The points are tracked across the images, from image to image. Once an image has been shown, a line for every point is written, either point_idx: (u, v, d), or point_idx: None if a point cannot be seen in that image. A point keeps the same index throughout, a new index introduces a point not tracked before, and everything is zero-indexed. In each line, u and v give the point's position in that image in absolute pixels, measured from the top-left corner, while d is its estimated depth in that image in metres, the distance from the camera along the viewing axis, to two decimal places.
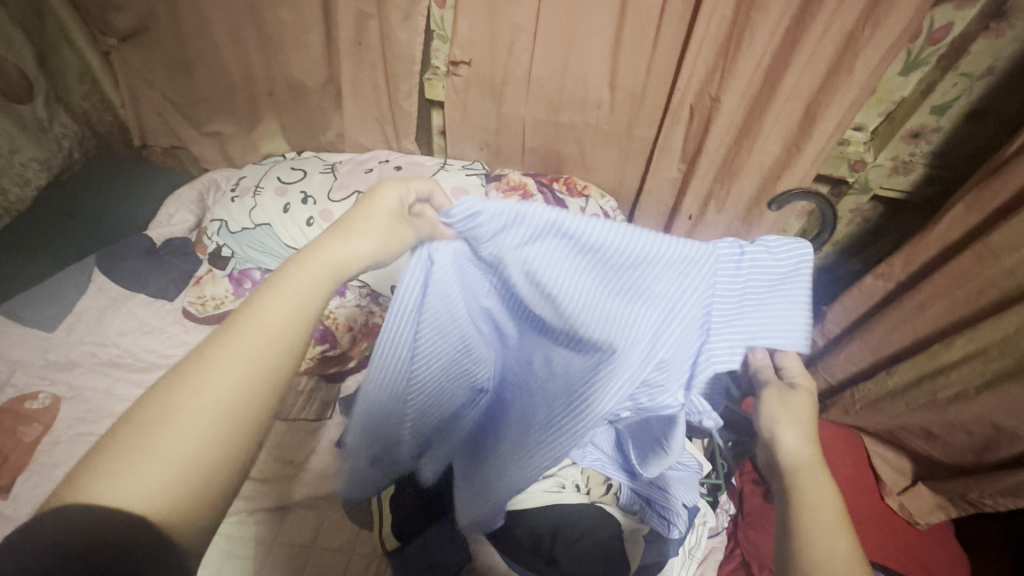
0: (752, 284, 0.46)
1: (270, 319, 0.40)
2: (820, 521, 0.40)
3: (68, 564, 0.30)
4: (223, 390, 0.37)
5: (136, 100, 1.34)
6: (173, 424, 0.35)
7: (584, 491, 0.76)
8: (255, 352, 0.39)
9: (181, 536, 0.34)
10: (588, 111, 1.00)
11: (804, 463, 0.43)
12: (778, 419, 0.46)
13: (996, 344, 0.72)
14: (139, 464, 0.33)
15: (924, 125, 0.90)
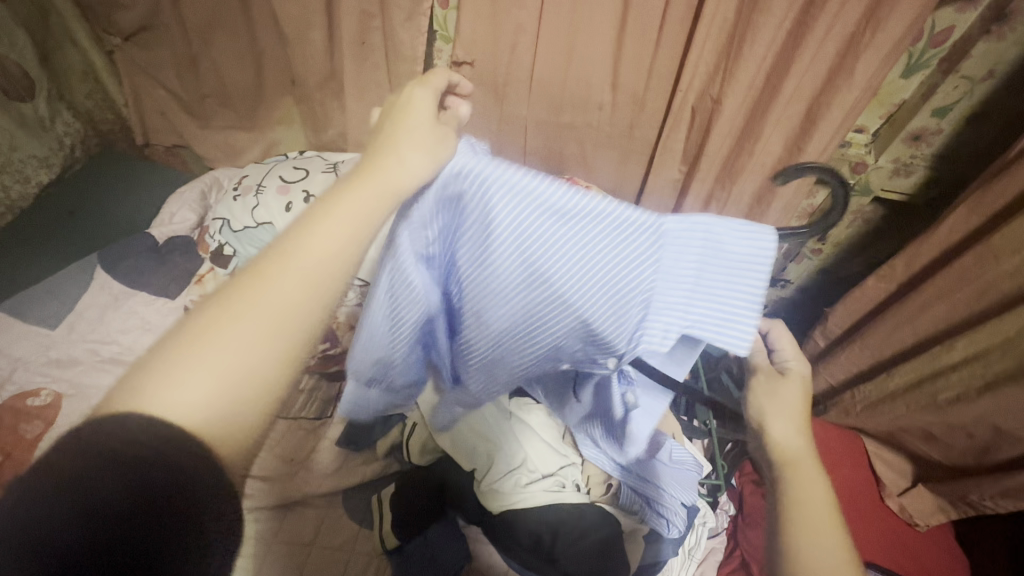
0: (703, 276, 0.38)
1: (322, 240, 0.39)
2: (816, 521, 0.46)
3: (125, 468, 0.33)
4: (275, 310, 0.37)
5: (139, 99, 1.34)
6: (227, 341, 0.36)
7: (584, 491, 0.75)
8: (308, 275, 0.38)
9: (228, 461, 0.36)
10: (590, 111, 1.00)
11: (801, 458, 0.48)
12: (781, 412, 0.48)
13: (996, 346, 0.72)
14: (192, 373, 0.35)
15: (924, 129, 0.90)
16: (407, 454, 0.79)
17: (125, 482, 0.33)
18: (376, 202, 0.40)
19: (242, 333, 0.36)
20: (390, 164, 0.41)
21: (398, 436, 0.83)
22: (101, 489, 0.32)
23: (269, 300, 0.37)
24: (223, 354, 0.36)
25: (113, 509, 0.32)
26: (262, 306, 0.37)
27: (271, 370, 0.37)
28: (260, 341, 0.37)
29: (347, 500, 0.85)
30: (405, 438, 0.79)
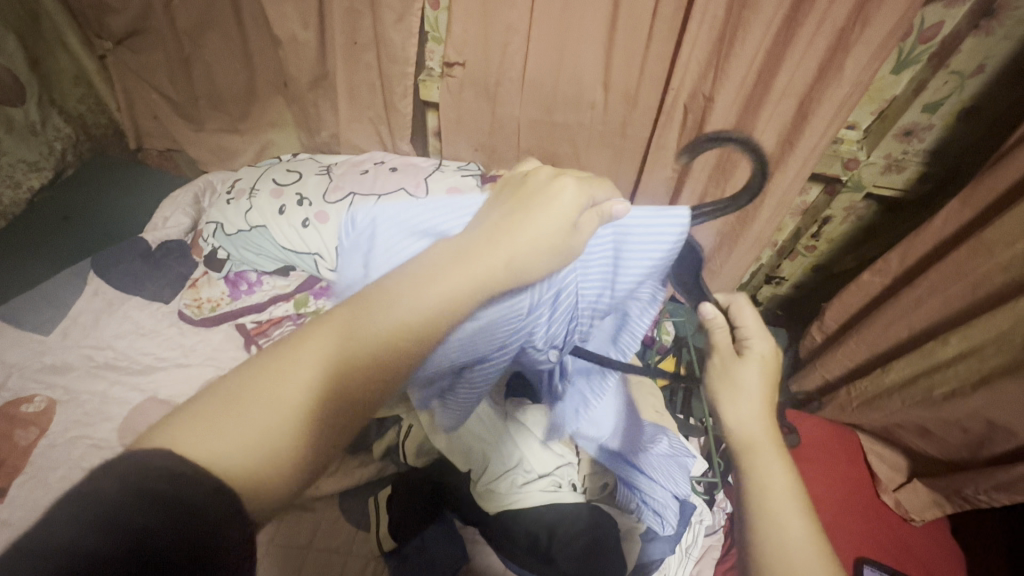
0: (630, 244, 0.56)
1: (407, 307, 0.40)
2: (782, 505, 0.46)
3: (163, 514, 0.30)
4: (332, 381, 0.37)
5: (132, 103, 1.34)
6: (283, 399, 0.36)
7: (580, 491, 0.77)
8: (373, 343, 0.39)
9: (255, 506, 0.34)
10: (583, 111, 1.00)
11: (762, 439, 0.49)
12: (741, 392, 0.50)
13: (991, 341, 0.72)
14: (235, 427, 0.34)
15: (915, 124, 0.91)
16: (403, 456, 0.80)
17: (164, 509, 0.30)
18: (473, 284, 0.42)
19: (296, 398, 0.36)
20: (510, 249, 0.44)
21: (393, 439, 0.86)
22: (151, 524, 0.30)
23: (320, 364, 0.37)
24: (275, 419, 0.35)
25: (150, 544, 0.29)
26: (319, 373, 0.37)
27: (312, 442, 0.36)
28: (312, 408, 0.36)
29: (343, 502, 0.85)
30: (401, 440, 0.80)
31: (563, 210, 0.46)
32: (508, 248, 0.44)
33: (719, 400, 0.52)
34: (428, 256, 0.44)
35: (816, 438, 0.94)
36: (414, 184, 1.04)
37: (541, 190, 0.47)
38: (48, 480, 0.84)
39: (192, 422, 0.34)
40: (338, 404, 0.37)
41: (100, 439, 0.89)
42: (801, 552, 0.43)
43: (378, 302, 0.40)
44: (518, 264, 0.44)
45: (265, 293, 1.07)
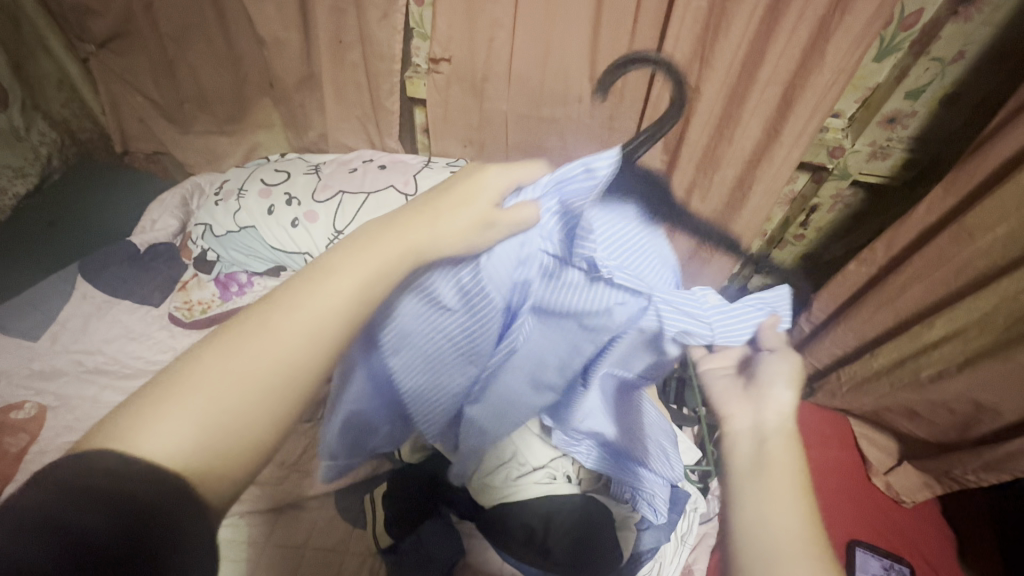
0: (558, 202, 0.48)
1: (345, 276, 0.43)
2: (781, 471, 0.44)
3: (100, 509, 0.31)
4: (283, 348, 0.39)
5: (117, 106, 1.32)
6: (220, 385, 0.36)
7: (575, 483, 0.76)
8: (324, 317, 0.41)
9: (208, 498, 0.35)
10: (570, 104, 1.00)
11: (784, 430, 0.48)
12: (773, 383, 0.52)
13: (974, 323, 0.73)
14: (184, 408, 0.35)
15: (898, 111, 0.92)
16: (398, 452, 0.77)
17: (108, 505, 0.31)
18: (395, 260, 0.45)
19: (247, 375, 0.37)
20: (441, 221, 0.47)
21: None
22: (86, 519, 0.31)
23: (271, 342, 0.39)
24: (230, 388, 0.37)
25: (92, 541, 0.30)
26: (271, 347, 0.39)
27: (276, 407, 0.38)
28: (264, 379, 0.38)
29: (338, 501, 0.85)
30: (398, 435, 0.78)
31: (483, 198, 0.48)
32: (410, 241, 0.46)
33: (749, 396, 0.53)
34: (362, 235, 0.46)
35: (806, 425, 0.95)
36: (404, 181, 1.04)
37: (473, 175, 0.49)
38: None
39: (144, 408, 0.35)
40: (297, 369, 0.39)
41: None
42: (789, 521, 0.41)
43: (307, 287, 0.42)
44: (445, 235, 0.47)
45: (256, 295, 1.06)
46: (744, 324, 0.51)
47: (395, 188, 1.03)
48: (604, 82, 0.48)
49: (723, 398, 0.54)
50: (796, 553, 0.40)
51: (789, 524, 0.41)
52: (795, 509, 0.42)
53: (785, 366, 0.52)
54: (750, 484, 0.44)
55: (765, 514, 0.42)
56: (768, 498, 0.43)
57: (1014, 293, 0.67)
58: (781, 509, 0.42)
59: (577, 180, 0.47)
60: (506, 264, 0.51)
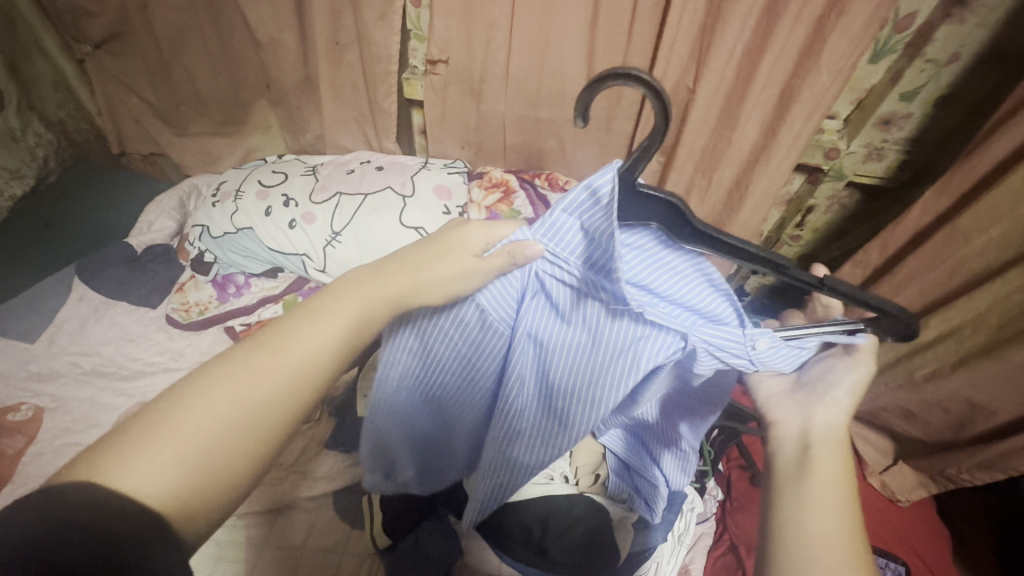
0: (563, 235, 0.43)
1: (325, 318, 0.44)
2: (825, 480, 0.43)
3: (81, 536, 0.32)
4: (257, 388, 0.41)
5: (113, 107, 1.32)
6: (201, 421, 0.38)
7: (572, 483, 0.78)
8: (297, 360, 0.42)
9: (181, 529, 0.36)
10: (567, 106, 1.01)
11: (831, 436, 0.46)
12: (826, 392, 0.48)
13: (968, 323, 0.73)
14: (170, 446, 0.37)
15: (893, 113, 0.92)
16: None
17: (87, 531, 0.32)
18: (374, 304, 0.46)
19: (226, 413, 0.39)
20: (424, 271, 0.47)
21: None
22: (64, 544, 0.31)
23: (253, 380, 0.41)
24: (204, 425, 0.38)
25: (67, 564, 0.31)
26: (250, 386, 0.40)
27: (250, 445, 0.40)
28: (240, 417, 0.39)
29: (336, 502, 0.85)
30: None
31: (464, 248, 0.47)
32: (385, 285, 0.46)
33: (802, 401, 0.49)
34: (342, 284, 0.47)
35: None
36: (401, 182, 1.04)
37: (452, 234, 0.48)
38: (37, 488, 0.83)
39: (126, 444, 0.36)
40: (270, 409, 0.41)
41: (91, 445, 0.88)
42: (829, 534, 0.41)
43: (296, 323, 0.44)
44: (427, 279, 0.47)
45: (254, 296, 1.06)
46: (789, 356, 0.44)
47: (393, 189, 1.03)
48: (587, 97, 0.43)
49: (771, 403, 0.51)
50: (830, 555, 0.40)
51: (826, 526, 0.41)
52: (833, 510, 0.42)
53: (846, 377, 0.47)
54: (792, 490, 0.44)
55: (802, 515, 0.42)
56: (803, 502, 0.43)
57: (1007, 293, 0.68)
58: (820, 511, 0.42)
59: (579, 214, 0.42)
60: (511, 292, 0.49)
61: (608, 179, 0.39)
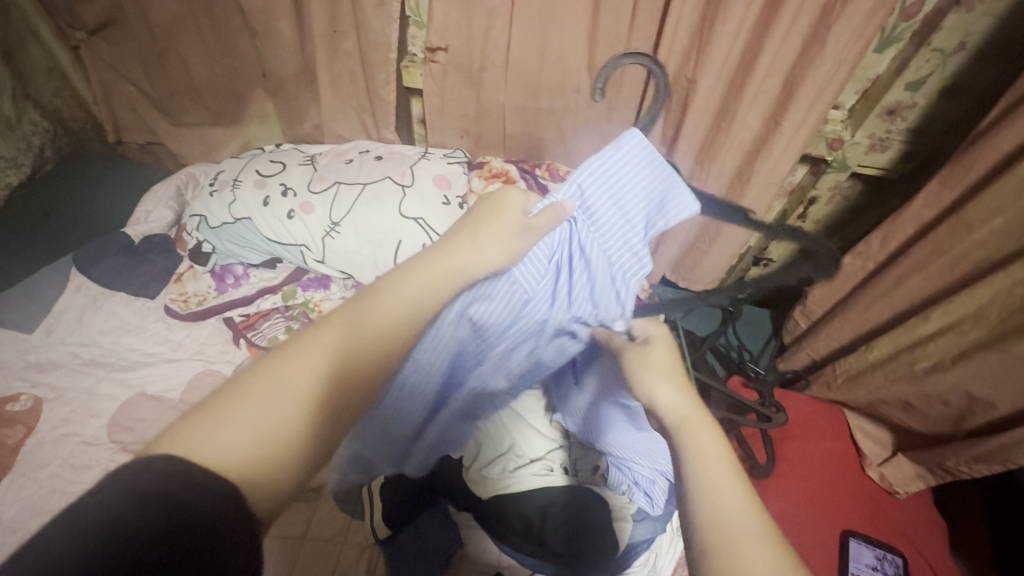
0: (594, 193, 0.57)
1: (403, 295, 0.46)
2: (709, 463, 0.43)
3: (166, 511, 0.31)
4: (342, 362, 0.41)
5: (108, 95, 1.30)
6: (281, 396, 0.38)
7: (572, 474, 0.80)
8: (364, 338, 0.43)
9: (260, 507, 0.35)
10: (568, 95, 1.00)
11: (685, 414, 0.47)
12: (652, 375, 0.51)
13: (970, 315, 0.72)
14: (249, 422, 0.36)
15: (898, 103, 0.91)
16: None
17: (171, 508, 0.32)
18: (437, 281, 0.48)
19: (301, 386, 0.39)
20: (478, 248, 0.51)
21: None
22: (147, 524, 0.31)
23: (327, 358, 0.41)
24: (293, 400, 0.38)
25: (150, 543, 0.30)
26: (325, 361, 0.40)
27: (333, 419, 0.40)
28: (327, 390, 0.40)
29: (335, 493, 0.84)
30: None
31: (512, 209, 0.54)
32: (454, 258, 0.50)
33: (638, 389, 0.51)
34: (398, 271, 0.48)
35: (806, 416, 0.95)
36: (400, 172, 1.03)
37: (493, 201, 0.55)
38: (37, 478, 0.83)
39: (208, 419, 0.36)
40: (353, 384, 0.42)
41: (91, 436, 0.88)
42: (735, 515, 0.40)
43: (368, 300, 0.45)
44: (483, 256, 0.51)
45: (253, 286, 1.07)
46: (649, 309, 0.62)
47: (392, 179, 1.02)
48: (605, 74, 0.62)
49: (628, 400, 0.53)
50: (747, 545, 0.39)
51: (734, 518, 0.40)
52: (733, 496, 0.41)
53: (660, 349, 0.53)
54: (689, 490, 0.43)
55: (710, 519, 0.40)
56: (707, 493, 0.41)
57: (1010, 287, 0.67)
58: (721, 503, 0.41)
59: (613, 170, 0.56)
60: (542, 258, 0.61)
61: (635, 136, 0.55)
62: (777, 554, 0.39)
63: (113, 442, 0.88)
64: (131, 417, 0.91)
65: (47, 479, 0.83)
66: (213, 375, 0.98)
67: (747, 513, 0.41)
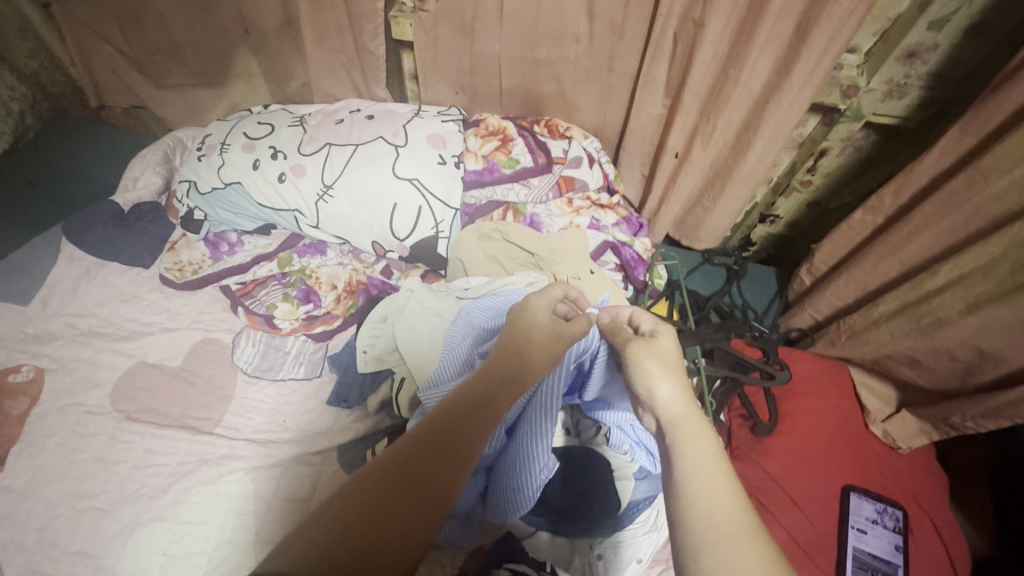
0: (496, 308, 0.84)
1: (451, 403, 0.54)
2: (699, 456, 0.46)
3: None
4: (410, 465, 0.47)
5: (86, 58, 1.23)
6: (394, 500, 0.44)
7: (575, 435, 0.83)
8: (455, 441, 0.50)
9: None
10: (567, 44, 0.95)
11: (683, 412, 0.51)
12: (653, 376, 0.55)
13: (981, 268, 0.69)
14: (370, 515, 0.42)
15: (919, 45, 0.86)
16: (397, 409, 0.84)
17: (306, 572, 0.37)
18: (505, 379, 0.58)
19: (411, 487, 0.45)
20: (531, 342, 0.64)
21: (388, 393, 0.88)
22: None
23: (439, 468, 0.47)
24: (355, 496, 0.44)
25: None
26: (432, 471, 0.47)
27: (399, 521, 0.42)
28: (417, 484, 0.45)
29: (341, 455, 0.86)
30: (394, 394, 0.85)
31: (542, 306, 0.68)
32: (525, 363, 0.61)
33: (639, 389, 0.56)
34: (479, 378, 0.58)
35: (805, 371, 0.94)
36: (393, 132, 0.99)
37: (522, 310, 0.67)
38: (45, 447, 0.84)
39: (341, 510, 0.42)
40: (418, 487, 0.45)
41: (95, 405, 0.88)
42: (718, 502, 0.42)
43: (464, 408, 0.53)
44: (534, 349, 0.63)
45: (247, 254, 1.06)
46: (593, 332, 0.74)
47: (384, 139, 0.99)
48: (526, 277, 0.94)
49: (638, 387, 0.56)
50: (731, 541, 0.39)
51: (720, 509, 0.41)
52: (721, 496, 0.42)
53: (665, 349, 0.59)
54: (674, 480, 0.45)
55: (699, 503, 0.42)
56: (696, 480, 0.43)
57: None
58: (712, 496, 0.42)
59: (504, 294, 0.86)
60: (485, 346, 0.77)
61: (523, 276, 0.94)
62: (765, 544, 0.39)
63: (118, 411, 0.88)
64: (134, 386, 0.91)
65: (54, 448, 0.84)
66: (214, 344, 0.97)
67: (729, 499, 0.42)
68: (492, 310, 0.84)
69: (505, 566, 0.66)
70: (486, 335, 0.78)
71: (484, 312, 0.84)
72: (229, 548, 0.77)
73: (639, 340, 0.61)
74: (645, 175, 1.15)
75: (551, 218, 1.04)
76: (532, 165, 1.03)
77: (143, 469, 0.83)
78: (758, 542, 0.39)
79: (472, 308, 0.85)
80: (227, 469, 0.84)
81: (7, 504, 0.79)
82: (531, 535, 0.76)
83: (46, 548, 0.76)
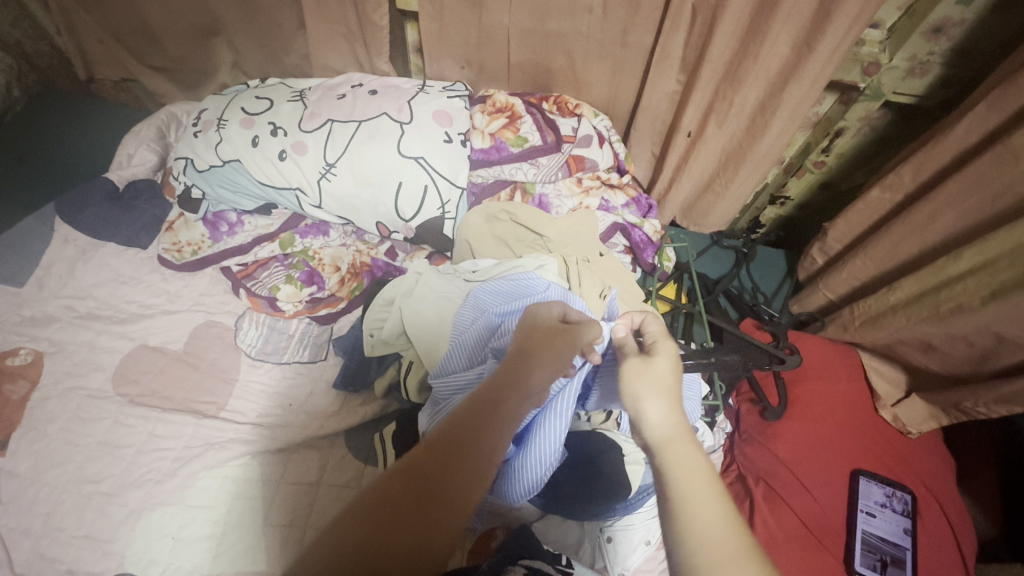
0: (510, 293, 0.81)
1: (460, 408, 0.52)
2: (694, 484, 0.45)
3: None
4: (431, 467, 0.46)
5: (72, 26, 1.17)
6: (416, 504, 0.43)
7: (586, 420, 0.82)
8: (475, 442, 0.48)
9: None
10: (579, 16, 0.91)
11: (671, 434, 0.49)
12: (640, 397, 0.53)
13: (1006, 254, 0.68)
14: (393, 518, 0.42)
15: (946, 19, 0.82)
16: (406, 393, 0.84)
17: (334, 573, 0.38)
18: (523, 376, 0.56)
19: (435, 491, 0.44)
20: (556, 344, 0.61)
21: (395, 376, 0.88)
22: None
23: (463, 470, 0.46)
24: (373, 507, 0.42)
25: None
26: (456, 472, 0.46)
27: (416, 536, 0.41)
28: (440, 488, 0.44)
29: (349, 440, 0.85)
30: (402, 377, 0.85)
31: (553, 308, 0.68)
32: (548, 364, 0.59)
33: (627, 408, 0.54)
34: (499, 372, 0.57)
35: (813, 358, 0.93)
36: (397, 108, 0.96)
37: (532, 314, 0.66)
38: (47, 432, 0.82)
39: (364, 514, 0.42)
40: (437, 494, 0.44)
41: (97, 389, 0.87)
42: (713, 533, 0.41)
43: (483, 408, 0.52)
44: (551, 347, 0.61)
45: (248, 234, 1.03)
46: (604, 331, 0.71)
47: (388, 116, 0.95)
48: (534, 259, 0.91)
49: (632, 396, 0.54)
50: (725, 566, 0.39)
51: (713, 533, 0.41)
52: (714, 518, 0.42)
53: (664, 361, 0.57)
54: (670, 507, 0.44)
55: (694, 530, 0.42)
56: (689, 507, 0.43)
57: None
58: (705, 522, 0.42)
59: (515, 281, 0.83)
60: (498, 335, 0.74)
61: (537, 258, 0.91)
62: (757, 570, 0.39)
63: (120, 395, 0.87)
64: (136, 369, 0.89)
65: (57, 433, 0.83)
66: (216, 327, 0.95)
67: (725, 527, 0.42)
68: (505, 296, 0.81)
69: (518, 561, 0.65)
70: (501, 320, 0.76)
71: (498, 296, 0.82)
72: (237, 531, 0.76)
73: (633, 359, 0.58)
74: (656, 155, 1.13)
75: (560, 199, 1.02)
76: (542, 144, 1.01)
77: (149, 454, 0.82)
78: (752, 564, 0.40)
79: (482, 299, 0.83)
80: (232, 453, 0.83)
81: (12, 488, 0.78)
82: (540, 517, 0.77)
83: (54, 532, 0.75)
